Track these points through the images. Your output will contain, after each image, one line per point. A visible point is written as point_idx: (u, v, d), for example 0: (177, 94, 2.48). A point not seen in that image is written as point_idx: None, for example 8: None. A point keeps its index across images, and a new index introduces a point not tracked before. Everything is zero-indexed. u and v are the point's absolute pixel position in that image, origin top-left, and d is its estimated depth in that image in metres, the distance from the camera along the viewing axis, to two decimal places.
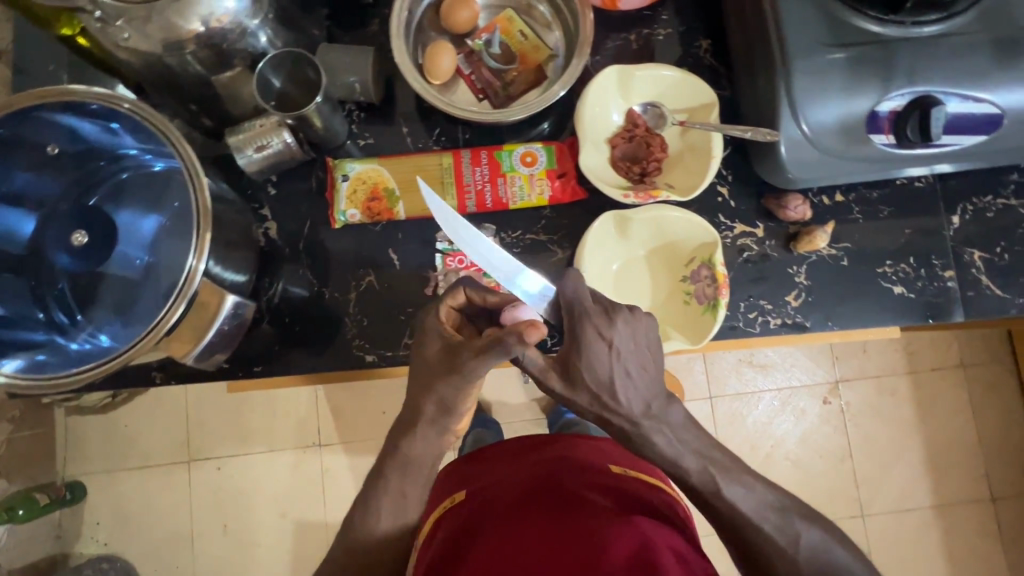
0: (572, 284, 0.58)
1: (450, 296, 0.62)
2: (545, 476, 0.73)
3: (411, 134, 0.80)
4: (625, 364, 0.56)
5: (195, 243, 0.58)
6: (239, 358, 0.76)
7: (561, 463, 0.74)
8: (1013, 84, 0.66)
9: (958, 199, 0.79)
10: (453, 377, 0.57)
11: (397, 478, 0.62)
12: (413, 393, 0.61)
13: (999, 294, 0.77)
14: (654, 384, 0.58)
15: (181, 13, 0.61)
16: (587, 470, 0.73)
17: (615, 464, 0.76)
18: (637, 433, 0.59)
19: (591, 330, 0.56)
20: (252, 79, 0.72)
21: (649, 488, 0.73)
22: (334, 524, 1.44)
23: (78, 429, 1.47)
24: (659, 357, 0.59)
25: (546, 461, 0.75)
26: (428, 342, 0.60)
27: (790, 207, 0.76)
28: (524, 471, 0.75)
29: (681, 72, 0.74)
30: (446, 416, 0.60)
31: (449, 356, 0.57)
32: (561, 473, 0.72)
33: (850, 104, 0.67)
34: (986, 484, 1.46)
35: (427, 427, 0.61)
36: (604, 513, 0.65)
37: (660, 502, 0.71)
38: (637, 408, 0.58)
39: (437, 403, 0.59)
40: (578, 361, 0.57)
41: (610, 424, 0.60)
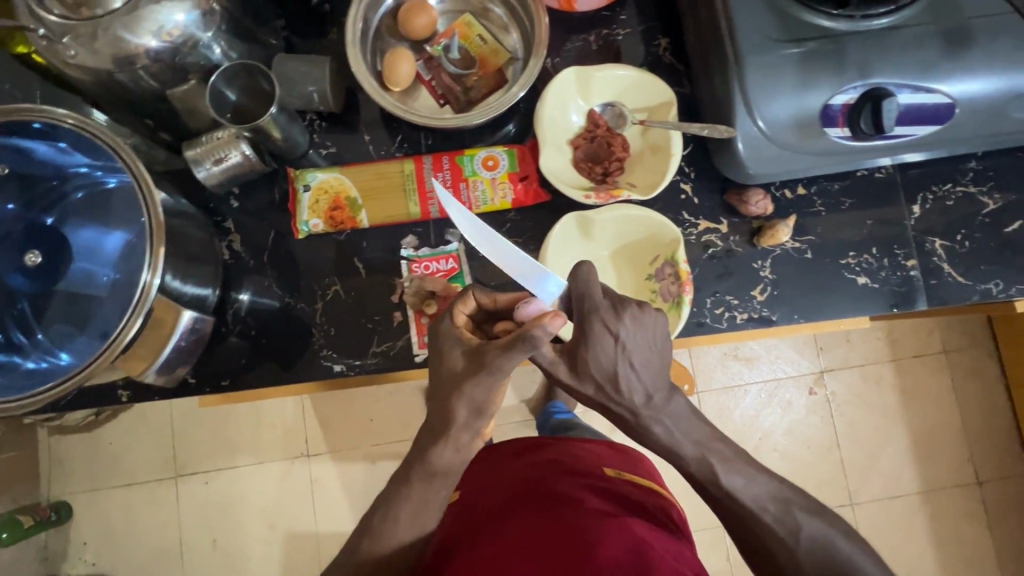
0: (584, 280, 0.59)
1: (461, 302, 0.61)
2: (541, 476, 0.73)
3: (373, 142, 0.80)
4: (628, 357, 0.59)
5: (149, 257, 0.58)
6: (206, 372, 0.76)
7: (557, 465, 0.75)
8: (962, 74, 0.67)
9: (918, 188, 0.80)
10: (483, 377, 0.55)
11: (421, 485, 0.60)
12: (439, 400, 0.58)
13: (961, 281, 0.78)
14: (659, 376, 0.61)
15: (129, 27, 0.61)
16: (582, 471, 0.74)
17: (610, 467, 0.78)
18: (640, 422, 0.62)
19: (597, 324, 0.58)
20: (206, 93, 0.70)
21: (642, 492, 0.75)
22: (324, 535, 1.43)
23: (61, 448, 1.45)
24: (665, 350, 0.61)
25: (543, 463, 0.76)
26: (445, 349, 0.58)
27: (753, 203, 0.76)
28: (520, 473, 0.76)
29: (638, 72, 0.75)
30: (479, 419, 0.58)
31: (475, 360, 0.56)
32: (557, 474, 0.73)
33: (803, 99, 0.67)
34: (971, 467, 1.47)
35: (461, 433, 0.58)
36: (598, 511, 0.65)
37: (654, 505, 0.73)
38: (640, 399, 0.60)
39: (468, 406, 0.57)
40: (585, 353, 0.60)
41: (614, 414, 0.64)
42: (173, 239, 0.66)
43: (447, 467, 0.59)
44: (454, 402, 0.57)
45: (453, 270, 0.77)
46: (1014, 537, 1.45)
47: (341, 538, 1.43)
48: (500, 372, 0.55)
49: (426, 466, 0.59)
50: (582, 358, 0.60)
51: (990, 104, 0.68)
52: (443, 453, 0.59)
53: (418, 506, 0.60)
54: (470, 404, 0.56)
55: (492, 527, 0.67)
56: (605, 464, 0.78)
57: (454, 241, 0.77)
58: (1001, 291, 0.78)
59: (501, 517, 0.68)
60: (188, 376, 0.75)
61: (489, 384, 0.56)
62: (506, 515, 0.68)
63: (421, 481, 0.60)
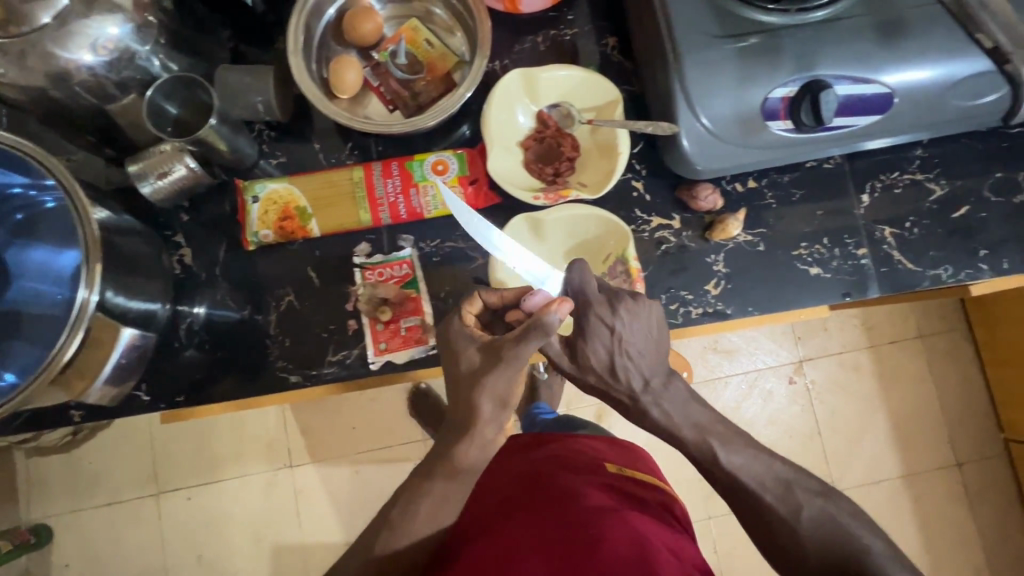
0: (579, 275, 0.62)
1: (467, 301, 0.62)
2: (544, 475, 0.73)
3: (323, 150, 0.79)
4: (624, 346, 0.62)
5: (86, 273, 0.58)
6: (162, 388, 0.75)
7: (559, 463, 0.74)
8: (899, 63, 0.68)
9: (866, 177, 0.81)
10: (501, 370, 0.56)
11: (444, 482, 0.61)
12: (462, 396, 0.59)
13: (910, 267, 0.79)
14: (656, 361, 0.64)
15: (61, 42, 0.60)
16: (584, 468, 0.73)
17: (611, 462, 0.77)
18: (637, 405, 0.65)
19: (592, 318, 0.61)
20: (144, 107, 0.69)
21: (645, 487, 0.73)
22: (311, 545, 1.42)
23: (38, 470, 1.43)
24: (662, 336, 0.64)
25: (545, 462, 0.75)
26: (459, 346, 0.59)
27: (702, 197, 0.77)
28: (522, 473, 0.75)
29: (583, 72, 0.75)
30: (503, 411, 0.59)
31: (490, 355, 0.57)
32: (558, 471, 0.72)
33: (744, 94, 0.68)
34: (949, 449, 1.49)
35: (486, 427, 0.59)
36: (601, 509, 0.64)
37: (657, 502, 0.71)
38: (637, 385, 0.64)
39: (493, 400, 0.58)
40: (583, 344, 0.63)
41: (615, 398, 0.67)
42: (117, 254, 0.65)
43: (471, 463, 0.60)
44: (477, 397, 0.57)
45: (407, 276, 0.76)
46: (994, 517, 1.46)
47: (325, 547, 1.42)
48: (517, 363, 0.56)
49: (452, 463, 0.60)
50: (581, 349, 0.63)
51: (928, 93, 0.69)
52: (470, 450, 0.60)
53: (439, 501, 0.61)
54: (491, 398, 0.58)
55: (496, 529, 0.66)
56: (608, 459, 0.77)
57: (407, 247, 0.77)
58: (951, 276, 0.79)
59: (506, 519, 0.67)
60: (141, 394, 0.75)
61: (507, 376, 0.57)
62: (510, 516, 0.67)
63: (444, 477, 0.61)
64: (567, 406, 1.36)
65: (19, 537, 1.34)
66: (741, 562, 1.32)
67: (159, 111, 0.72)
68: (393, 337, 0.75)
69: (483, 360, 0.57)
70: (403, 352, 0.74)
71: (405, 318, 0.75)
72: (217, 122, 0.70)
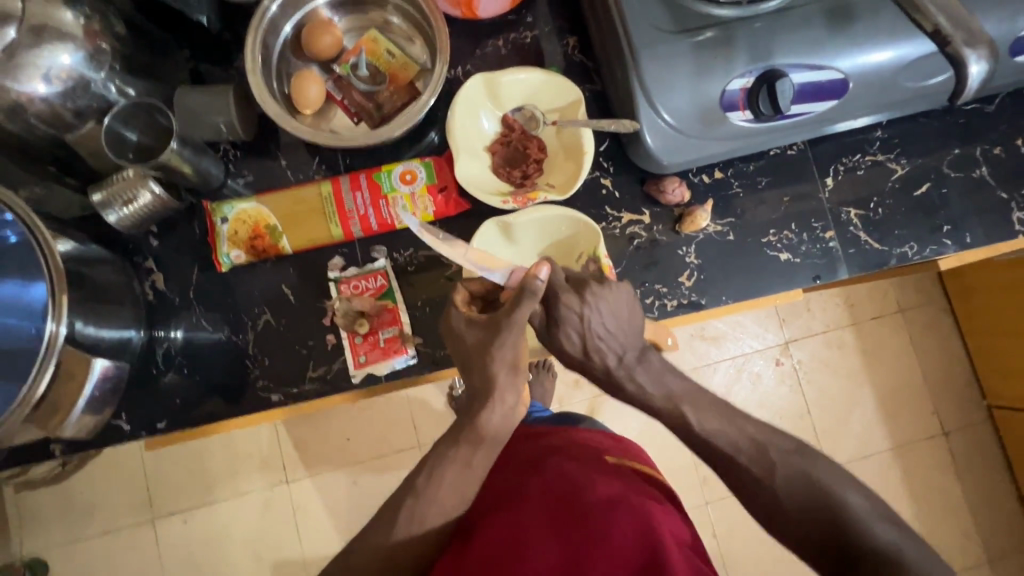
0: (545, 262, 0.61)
1: (457, 292, 0.62)
2: (546, 465, 0.70)
3: (290, 166, 0.79)
4: (595, 329, 0.60)
5: (52, 307, 0.57)
6: (144, 416, 0.75)
7: (560, 455, 0.71)
8: (850, 49, 0.69)
9: (829, 161, 0.82)
10: (504, 342, 0.56)
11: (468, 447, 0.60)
12: (472, 373, 0.59)
13: (877, 247, 0.81)
14: (631, 338, 0.61)
15: (12, 75, 0.61)
16: (586, 458, 0.71)
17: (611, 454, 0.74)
18: (607, 380, 0.63)
19: (560, 307, 0.59)
20: (102, 137, 0.68)
21: (648, 477, 0.71)
22: (312, 559, 1.41)
23: (29, 505, 1.41)
24: (635, 313, 0.62)
25: (546, 454, 0.72)
26: (461, 331, 0.59)
27: (669, 190, 0.78)
28: (523, 467, 0.72)
29: (544, 73, 0.75)
30: (518, 375, 0.59)
31: (494, 328, 0.57)
32: (559, 462, 0.70)
33: (703, 87, 0.69)
34: (933, 418, 1.52)
35: (507, 392, 0.59)
36: (607, 499, 0.62)
37: (659, 490, 0.70)
38: (609, 364, 0.62)
39: (509, 365, 0.58)
40: (556, 328, 0.61)
41: (592, 375, 0.65)
42: (84, 284, 0.65)
43: (496, 429, 0.60)
44: (493, 368, 0.57)
45: (383, 287, 0.76)
46: (981, 482, 1.50)
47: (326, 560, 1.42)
48: (518, 329, 0.56)
49: (476, 430, 0.59)
50: (552, 330, 0.62)
51: (881, 77, 0.71)
52: (492, 414, 0.59)
53: (462, 468, 0.60)
54: (503, 368, 0.57)
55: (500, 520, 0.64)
56: (605, 450, 0.74)
57: (381, 258, 0.77)
58: (916, 253, 0.81)
59: (511, 511, 0.65)
60: (121, 423, 0.74)
61: (512, 344, 0.57)
62: (513, 510, 0.65)
63: (469, 444, 0.60)
64: (559, 403, 1.37)
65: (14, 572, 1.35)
66: (739, 546, 1.34)
67: (119, 139, 0.71)
68: (372, 349, 0.75)
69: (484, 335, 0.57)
70: (383, 363, 0.75)
71: (383, 330, 0.75)
72: (179, 145, 0.69)
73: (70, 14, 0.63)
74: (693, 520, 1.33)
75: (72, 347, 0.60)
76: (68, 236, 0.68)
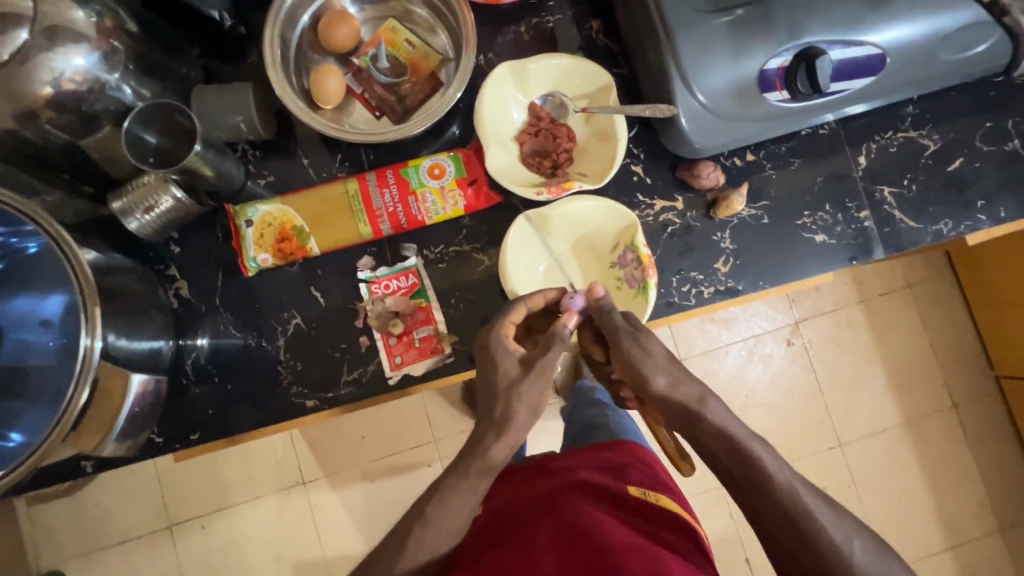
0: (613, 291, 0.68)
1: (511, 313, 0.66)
2: (565, 492, 0.64)
3: (313, 165, 0.76)
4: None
5: (85, 319, 0.54)
6: (173, 427, 0.73)
7: (583, 484, 0.66)
8: (888, 23, 0.67)
9: (861, 139, 0.81)
10: (534, 378, 0.60)
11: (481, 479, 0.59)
12: (485, 402, 0.61)
13: (912, 225, 0.80)
14: None
15: (21, 82, 0.57)
16: (611, 495, 0.64)
17: (636, 488, 0.67)
18: (702, 392, 0.58)
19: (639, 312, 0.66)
20: (122, 139, 0.65)
21: (676, 522, 0.64)
22: (333, 558, 1.41)
23: (44, 518, 1.39)
24: None
25: (566, 481, 0.67)
26: (495, 357, 0.63)
27: (704, 175, 0.76)
28: (541, 490, 0.66)
29: (572, 59, 0.73)
30: (534, 418, 0.60)
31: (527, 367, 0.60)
32: (579, 496, 0.64)
33: (739, 68, 0.67)
34: (947, 392, 1.53)
35: (521, 431, 0.59)
36: (625, 542, 0.56)
37: (686, 539, 0.63)
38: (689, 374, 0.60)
39: (527, 408, 0.59)
40: (637, 332, 0.62)
41: (683, 393, 0.58)
42: (111, 296, 0.63)
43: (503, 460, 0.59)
44: (515, 408, 0.59)
45: (415, 286, 0.74)
46: (995, 452, 1.52)
47: (350, 559, 1.41)
48: (549, 375, 0.60)
49: (484, 461, 0.58)
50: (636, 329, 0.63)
51: (919, 50, 0.69)
52: (502, 448, 0.59)
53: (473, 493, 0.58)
54: (521, 407, 0.59)
55: (501, 544, 0.59)
56: (632, 484, 0.67)
57: (412, 256, 0.75)
58: (951, 230, 0.80)
59: (516, 535, 0.60)
60: (154, 436, 0.72)
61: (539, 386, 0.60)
62: (518, 537, 0.60)
63: (480, 474, 0.58)
64: None
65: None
66: None
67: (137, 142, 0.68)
68: (408, 349, 0.73)
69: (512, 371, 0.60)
70: (419, 364, 0.73)
71: (417, 329, 0.73)
72: (202, 147, 0.67)
73: (82, 12, 0.59)
74: (713, 503, 1.33)
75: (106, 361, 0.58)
76: (91, 246, 0.65)
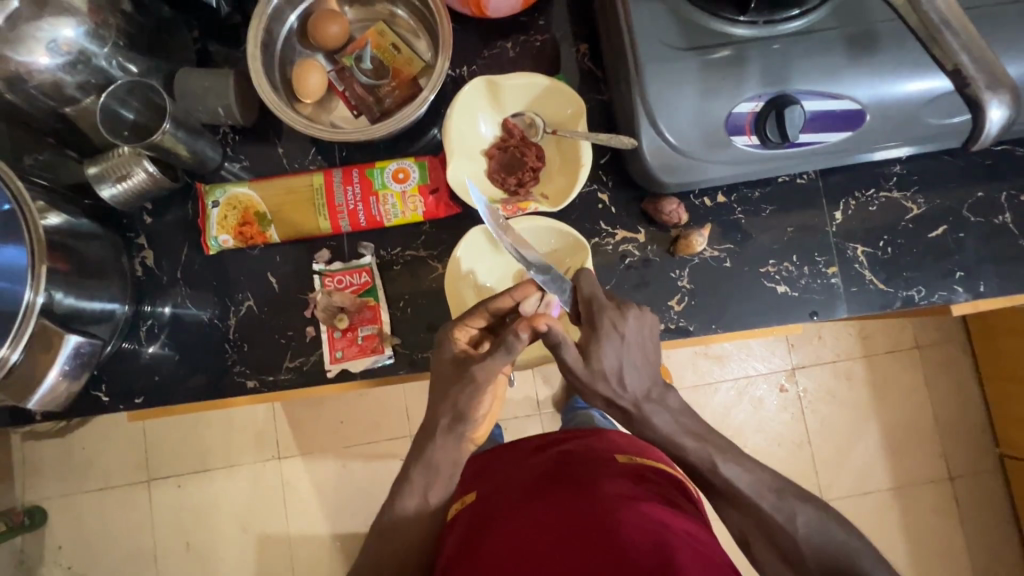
0: (588, 283, 0.62)
1: (469, 318, 0.64)
2: (554, 471, 0.70)
3: (287, 155, 0.79)
4: (627, 356, 0.60)
5: (31, 275, 0.58)
6: (123, 388, 0.76)
7: (567, 460, 0.72)
8: (869, 79, 0.65)
9: (840, 194, 0.78)
10: (469, 388, 0.60)
11: (422, 480, 0.63)
12: (433, 401, 0.63)
13: (882, 288, 0.77)
14: (653, 370, 0.62)
15: (13, 47, 0.61)
16: (596, 462, 0.70)
17: (623, 455, 0.73)
18: (634, 413, 0.62)
19: (604, 319, 0.59)
20: (97, 114, 0.69)
21: (663, 474, 0.70)
22: (296, 537, 1.40)
23: (33, 454, 1.42)
24: (656, 351, 0.63)
25: (554, 460, 0.73)
26: (442, 357, 0.63)
27: (666, 212, 0.75)
28: (529, 472, 0.72)
29: (548, 80, 0.73)
30: (462, 424, 0.62)
31: (462, 368, 0.61)
32: (573, 468, 0.70)
33: (708, 108, 0.66)
34: (944, 462, 1.44)
35: (447, 435, 0.62)
36: (616, 499, 0.62)
37: (674, 487, 0.69)
38: (635, 393, 0.61)
39: (453, 412, 0.61)
40: (586, 358, 0.60)
41: (616, 409, 0.63)
42: (71, 257, 0.66)
43: (443, 463, 0.62)
44: (438, 407, 0.61)
45: (367, 284, 0.76)
46: (989, 534, 1.41)
47: (308, 539, 1.40)
48: (480, 386, 0.60)
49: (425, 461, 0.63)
50: (588, 356, 0.60)
51: (902, 109, 0.67)
52: (437, 451, 0.63)
53: (417, 492, 0.63)
54: (449, 417, 0.61)
55: (507, 517, 0.65)
56: (617, 450, 0.73)
57: (368, 255, 0.76)
58: (923, 297, 0.77)
59: (514, 513, 0.65)
60: (102, 394, 0.76)
61: (469, 394, 0.60)
62: (520, 507, 0.66)
63: (424, 475, 0.63)
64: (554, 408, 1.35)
65: (13, 519, 1.35)
66: None
67: (115, 117, 0.71)
68: (349, 345, 0.75)
69: (453, 372, 0.62)
70: (359, 361, 0.74)
71: (362, 327, 0.75)
72: (173, 127, 0.69)
73: None
74: None
75: (48, 318, 0.61)
76: (61, 208, 0.68)
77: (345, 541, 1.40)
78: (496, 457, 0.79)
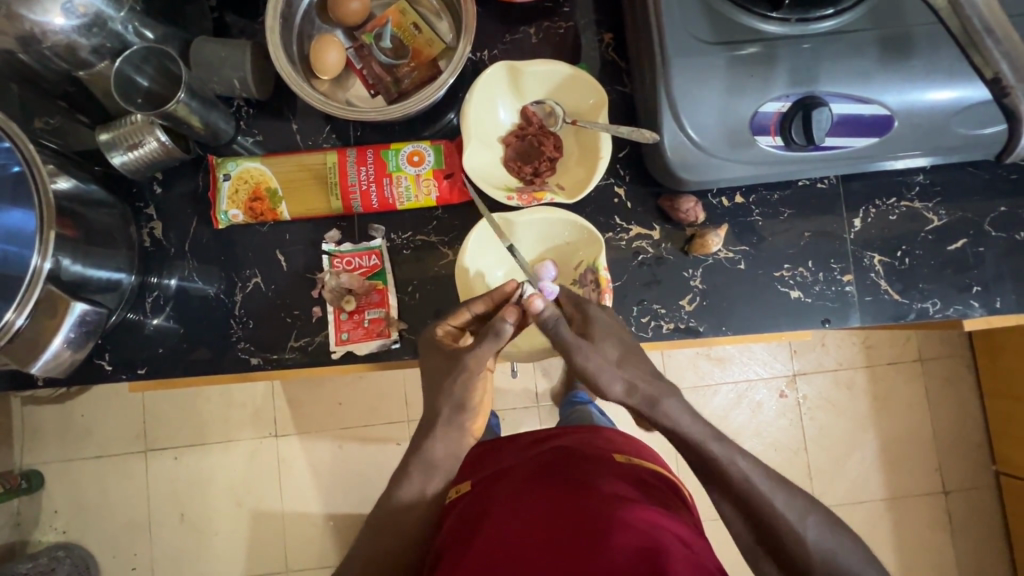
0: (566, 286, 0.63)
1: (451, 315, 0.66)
2: (549, 466, 0.70)
3: (301, 132, 0.77)
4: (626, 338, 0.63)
5: (40, 240, 0.57)
6: (127, 356, 0.75)
7: (562, 454, 0.72)
8: (901, 84, 0.64)
9: (861, 201, 0.77)
10: (460, 377, 0.60)
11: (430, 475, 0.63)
12: (429, 396, 0.62)
13: (896, 298, 0.76)
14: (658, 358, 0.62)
15: (30, 6, 0.60)
16: (593, 459, 0.70)
17: (620, 455, 0.73)
18: (654, 397, 0.59)
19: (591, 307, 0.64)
20: (111, 80, 0.67)
21: (659, 477, 0.70)
22: (290, 514, 1.41)
23: (32, 419, 1.42)
24: None
25: (548, 453, 0.73)
26: (428, 355, 0.64)
27: (682, 209, 0.74)
28: (524, 465, 0.72)
29: (572, 69, 0.72)
30: (462, 414, 0.61)
31: (453, 362, 0.61)
32: (568, 464, 0.69)
33: (734, 106, 0.65)
34: (939, 476, 1.43)
35: (446, 430, 0.61)
36: (610, 498, 0.62)
37: (668, 491, 0.68)
38: (649, 376, 0.60)
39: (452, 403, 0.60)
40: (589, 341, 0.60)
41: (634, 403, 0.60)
42: (79, 223, 0.65)
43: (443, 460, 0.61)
44: (439, 398, 0.60)
45: (375, 267, 0.75)
46: (981, 551, 1.41)
47: (303, 517, 1.41)
48: (475, 371, 0.59)
49: (422, 454, 0.62)
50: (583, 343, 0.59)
51: (932, 118, 0.65)
52: (437, 447, 0.61)
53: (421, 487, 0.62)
54: (455, 411, 0.60)
55: (496, 509, 0.65)
56: (614, 450, 0.74)
57: (378, 238, 0.75)
58: (937, 310, 0.76)
59: (505, 504, 0.65)
60: (104, 363, 0.75)
61: (465, 383, 0.60)
62: (509, 499, 0.65)
63: (422, 470, 0.62)
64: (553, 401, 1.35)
65: (10, 482, 1.36)
66: None
67: (129, 84, 0.70)
68: (355, 328, 0.74)
69: (443, 364, 0.62)
70: (364, 344, 0.74)
71: (369, 310, 0.74)
72: (187, 96, 0.68)
73: None
74: None
75: (54, 284, 0.60)
76: (70, 173, 0.67)
77: (339, 521, 1.40)
78: (493, 451, 0.80)
